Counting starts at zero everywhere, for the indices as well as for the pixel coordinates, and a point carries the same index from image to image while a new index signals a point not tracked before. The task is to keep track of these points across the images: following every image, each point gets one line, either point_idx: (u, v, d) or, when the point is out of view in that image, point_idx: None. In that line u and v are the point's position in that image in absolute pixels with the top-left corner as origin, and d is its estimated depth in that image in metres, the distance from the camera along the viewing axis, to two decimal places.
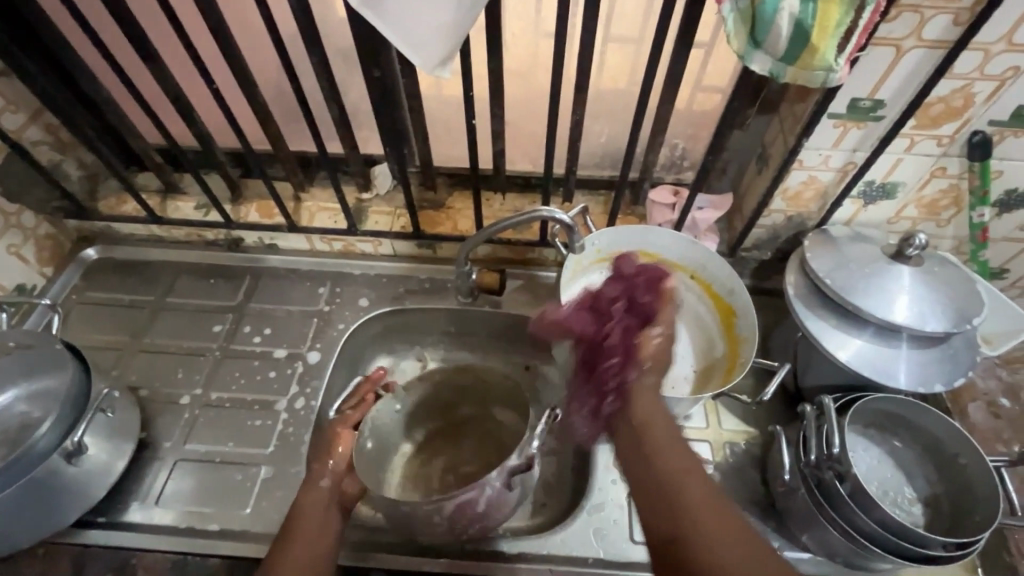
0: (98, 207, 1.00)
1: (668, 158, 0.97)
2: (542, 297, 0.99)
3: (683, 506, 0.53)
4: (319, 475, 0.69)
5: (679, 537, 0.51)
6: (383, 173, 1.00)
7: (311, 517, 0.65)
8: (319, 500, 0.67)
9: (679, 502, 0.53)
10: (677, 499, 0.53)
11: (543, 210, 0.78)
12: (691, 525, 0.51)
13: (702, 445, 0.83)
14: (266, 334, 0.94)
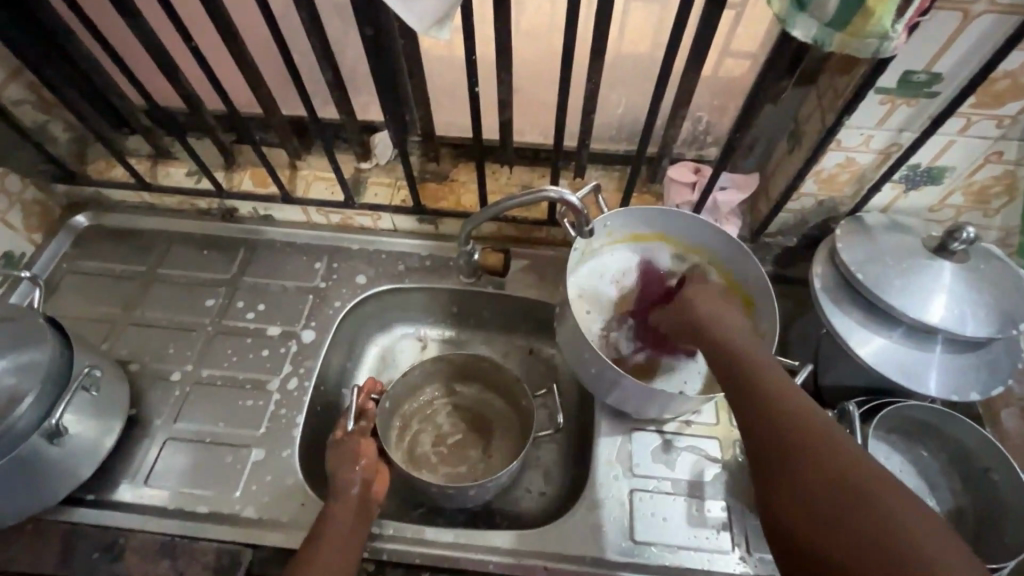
0: (87, 172, 0.96)
1: (691, 133, 0.89)
2: (548, 278, 0.93)
3: (789, 435, 0.50)
4: (349, 479, 0.69)
5: (801, 493, 0.46)
6: (383, 142, 0.94)
7: (343, 522, 0.66)
8: (353, 506, 0.68)
9: (785, 432, 0.50)
10: (780, 428, 0.51)
11: (552, 190, 0.72)
12: (795, 458, 0.48)
13: (710, 442, 0.79)
14: (260, 311, 0.90)
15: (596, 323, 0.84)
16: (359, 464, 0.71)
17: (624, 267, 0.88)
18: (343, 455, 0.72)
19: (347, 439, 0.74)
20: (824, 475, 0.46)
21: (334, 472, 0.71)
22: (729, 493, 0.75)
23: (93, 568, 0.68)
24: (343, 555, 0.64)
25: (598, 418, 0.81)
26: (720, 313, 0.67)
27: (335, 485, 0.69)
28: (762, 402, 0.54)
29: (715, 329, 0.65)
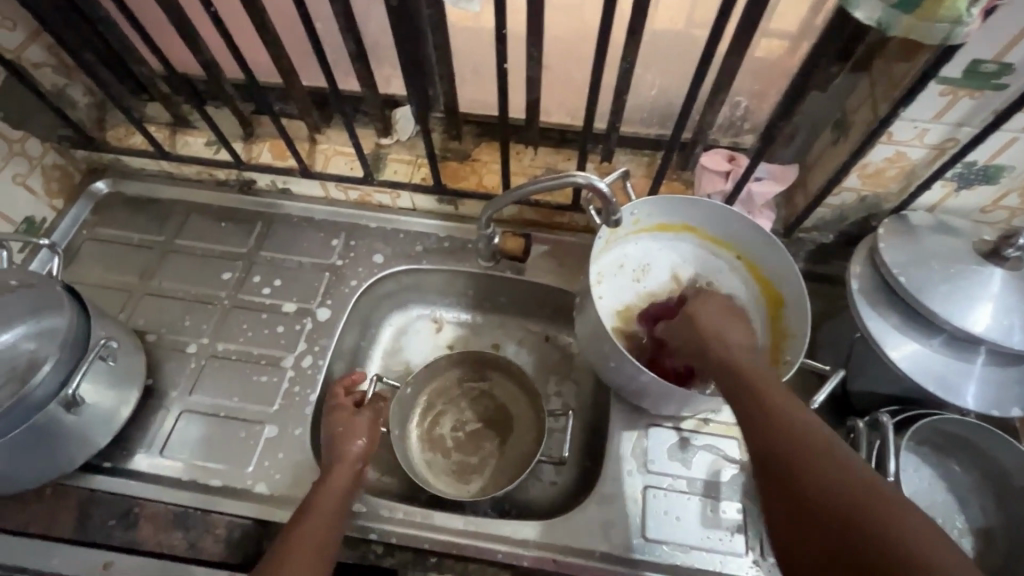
0: (106, 138, 0.95)
1: (727, 119, 0.85)
2: (569, 265, 0.91)
3: (807, 467, 0.47)
4: (347, 454, 0.69)
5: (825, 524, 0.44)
6: (405, 116, 0.91)
7: (334, 495, 0.65)
8: (346, 481, 0.67)
9: (803, 465, 0.47)
10: (793, 450, 0.49)
11: (579, 175, 0.68)
12: (817, 493, 0.45)
13: (729, 442, 0.77)
14: (276, 286, 0.89)
15: (616, 315, 0.82)
16: (358, 441, 0.71)
17: (647, 258, 0.85)
18: (342, 431, 0.72)
19: (342, 413, 0.74)
20: (851, 511, 0.43)
21: (332, 446, 0.71)
22: (746, 495, 0.74)
23: (108, 535, 0.69)
24: (325, 528, 0.62)
25: (614, 412, 0.80)
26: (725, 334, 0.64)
27: (333, 458, 0.69)
28: (772, 432, 0.51)
29: (719, 349, 0.62)
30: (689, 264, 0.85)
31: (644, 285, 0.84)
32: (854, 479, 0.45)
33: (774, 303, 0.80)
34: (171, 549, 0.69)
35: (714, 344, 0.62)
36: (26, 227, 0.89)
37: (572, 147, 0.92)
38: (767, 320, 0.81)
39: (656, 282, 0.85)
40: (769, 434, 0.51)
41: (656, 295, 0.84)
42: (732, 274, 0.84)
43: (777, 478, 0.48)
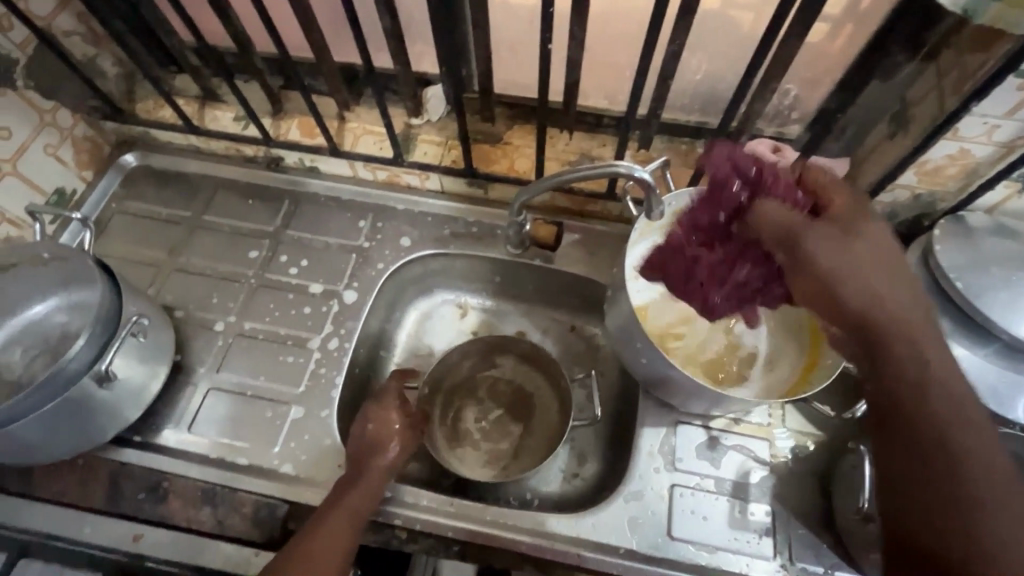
0: (135, 110, 0.93)
1: (775, 107, 0.81)
2: (600, 255, 0.88)
3: (937, 427, 0.48)
4: (372, 463, 0.69)
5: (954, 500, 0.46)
6: (437, 96, 0.88)
7: (359, 496, 0.66)
8: (375, 484, 0.68)
9: (940, 421, 0.48)
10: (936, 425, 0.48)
11: (621, 165, 0.66)
12: (958, 456, 0.47)
13: (760, 444, 0.75)
14: (302, 267, 0.89)
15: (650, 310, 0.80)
16: (387, 450, 0.70)
17: None
18: (376, 434, 0.71)
19: (382, 408, 0.73)
20: (977, 475, 0.46)
21: (361, 451, 0.70)
22: (776, 499, 0.72)
23: (137, 508, 0.70)
24: (338, 539, 0.62)
25: (642, 407, 0.78)
26: (855, 250, 0.54)
27: (366, 458, 0.70)
28: (909, 379, 0.50)
29: (859, 289, 0.52)
30: None
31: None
32: (985, 446, 0.47)
33: None
34: (199, 524, 0.69)
35: (839, 271, 0.53)
36: (57, 199, 0.89)
37: (608, 132, 0.88)
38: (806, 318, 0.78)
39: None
40: (906, 384, 0.50)
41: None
42: None
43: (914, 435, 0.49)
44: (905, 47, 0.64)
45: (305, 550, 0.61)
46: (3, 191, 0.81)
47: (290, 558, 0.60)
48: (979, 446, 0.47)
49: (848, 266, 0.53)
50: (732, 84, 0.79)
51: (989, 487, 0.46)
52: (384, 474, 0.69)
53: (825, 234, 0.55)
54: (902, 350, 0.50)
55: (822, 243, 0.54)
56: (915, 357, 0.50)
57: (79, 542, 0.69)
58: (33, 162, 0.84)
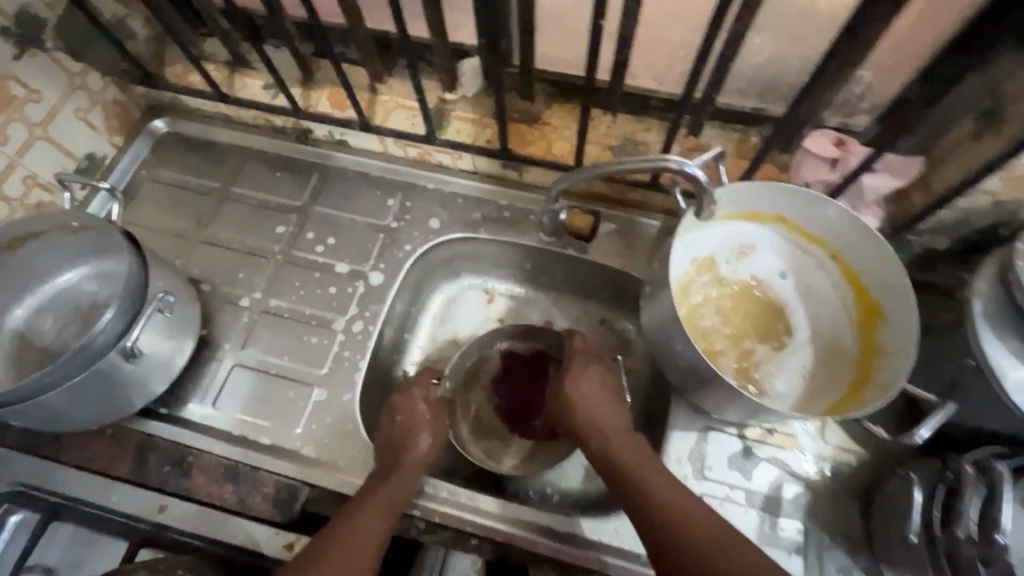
0: (165, 75, 0.91)
1: (843, 96, 0.73)
2: (637, 248, 0.83)
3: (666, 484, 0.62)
4: (406, 457, 0.70)
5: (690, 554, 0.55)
6: (472, 70, 0.83)
7: (387, 495, 0.65)
8: (405, 484, 0.68)
9: (657, 485, 0.62)
10: (653, 497, 0.61)
11: (673, 160, 0.61)
12: (678, 516, 0.58)
13: (796, 457, 0.71)
14: (329, 245, 0.87)
15: (691, 311, 0.75)
16: (418, 444, 0.71)
17: (729, 249, 0.77)
18: (404, 426, 0.73)
19: (409, 400, 0.76)
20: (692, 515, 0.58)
21: (391, 445, 0.71)
22: (808, 516, 0.69)
23: (162, 480, 0.71)
24: (372, 531, 0.62)
25: (673, 410, 0.75)
26: (609, 403, 0.72)
27: (393, 454, 0.70)
28: (633, 471, 0.64)
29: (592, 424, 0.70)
30: (773, 258, 0.78)
31: (720, 279, 0.77)
32: (684, 498, 0.60)
33: (868, 311, 0.72)
34: (221, 500, 0.70)
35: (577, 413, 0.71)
36: (87, 164, 0.88)
37: (654, 116, 0.82)
38: (857, 329, 0.73)
39: (734, 277, 0.77)
40: (635, 460, 0.65)
41: (733, 291, 0.77)
42: (820, 273, 0.76)
43: (646, 516, 0.60)
44: (1009, 35, 0.56)
45: (341, 540, 0.60)
46: (33, 155, 0.80)
47: (326, 548, 0.59)
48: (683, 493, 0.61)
49: (601, 413, 0.71)
50: (799, 68, 0.72)
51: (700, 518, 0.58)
52: (416, 469, 0.69)
53: (579, 377, 0.74)
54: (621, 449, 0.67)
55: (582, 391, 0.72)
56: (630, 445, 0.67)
57: (107, 508, 0.70)
58: (63, 126, 0.83)
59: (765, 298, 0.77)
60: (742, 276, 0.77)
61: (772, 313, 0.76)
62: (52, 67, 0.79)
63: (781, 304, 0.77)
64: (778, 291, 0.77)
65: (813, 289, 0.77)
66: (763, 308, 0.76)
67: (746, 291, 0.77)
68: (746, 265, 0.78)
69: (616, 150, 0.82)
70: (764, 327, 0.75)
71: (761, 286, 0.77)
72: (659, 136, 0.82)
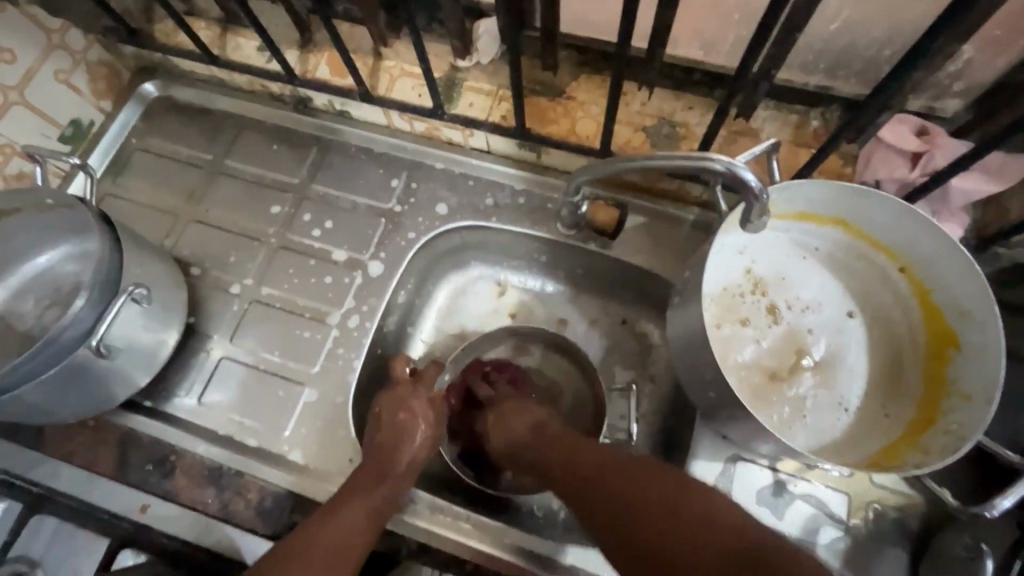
0: (153, 32, 0.82)
1: (933, 76, 0.60)
2: (668, 245, 0.73)
3: (640, 491, 0.52)
4: (399, 458, 0.64)
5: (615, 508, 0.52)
6: (490, 32, 0.73)
7: (370, 504, 0.60)
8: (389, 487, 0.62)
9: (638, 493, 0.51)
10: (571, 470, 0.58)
11: (717, 160, 0.51)
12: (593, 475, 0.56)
13: (836, 497, 0.62)
14: (326, 229, 0.79)
15: (724, 326, 0.65)
16: (412, 445, 0.65)
17: (776, 254, 0.66)
18: (401, 426, 0.66)
19: (407, 395, 0.69)
20: (684, 519, 0.48)
21: (385, 447, 0.65)
22: (844, 566, 0.61)
23: (144, 480, 0.67)
24: (356, 532, 0.58)
25: (697, 434, 0.66)
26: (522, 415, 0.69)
27: (386, 461, 0.63)
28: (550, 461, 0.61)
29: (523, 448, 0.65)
30: (829, 267, 0.66)
31: (771, 294, 0.66)
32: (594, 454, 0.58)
33: (940, 338, 0.61)
34: (203, 505, 0.66)
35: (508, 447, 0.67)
36: (72, 132, 0.82)
37: (698, 93, 0.71)
38: (923, 360, 0.63)
39: (787, 292, 0.66)
40: (588, 467, 0.57)
41: (785, 307, 0.65)
42: (884, 288, 0.65)
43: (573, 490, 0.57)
44: None
45: (319, 533, 0.56)
46: (10, 122, 0.74)
47: (297, 552, 0.54)
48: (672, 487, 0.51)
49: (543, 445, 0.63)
50: (881, 40, 0.59)
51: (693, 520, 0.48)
52: (407, 475, 0.64)
53: (503, 411, 0.70)
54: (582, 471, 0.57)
55: (517, 425, 0.68)
56: (589, 458, 0.58)
57: (90, 503, 0.67)
58: (43, 89, 0.77)
59: (821, 317, 0.65)
60: (796, 291, 0.66)
61: (829, 335, 0.65)
62: (25, 23, 0.73)
63: (840, 326, 0.65)
64: (838, 309, 0.66)
65: (875, 308, 0.66)
66: (819, 330, 0.65)
67: (800, 308, 0.65)
68: (800, 277, 0.66)
69: (650, 132, 0.71)
70: (817, 350, 0.64)
71: (818, 302, 0.66)
72: (702, 117, 0.71)
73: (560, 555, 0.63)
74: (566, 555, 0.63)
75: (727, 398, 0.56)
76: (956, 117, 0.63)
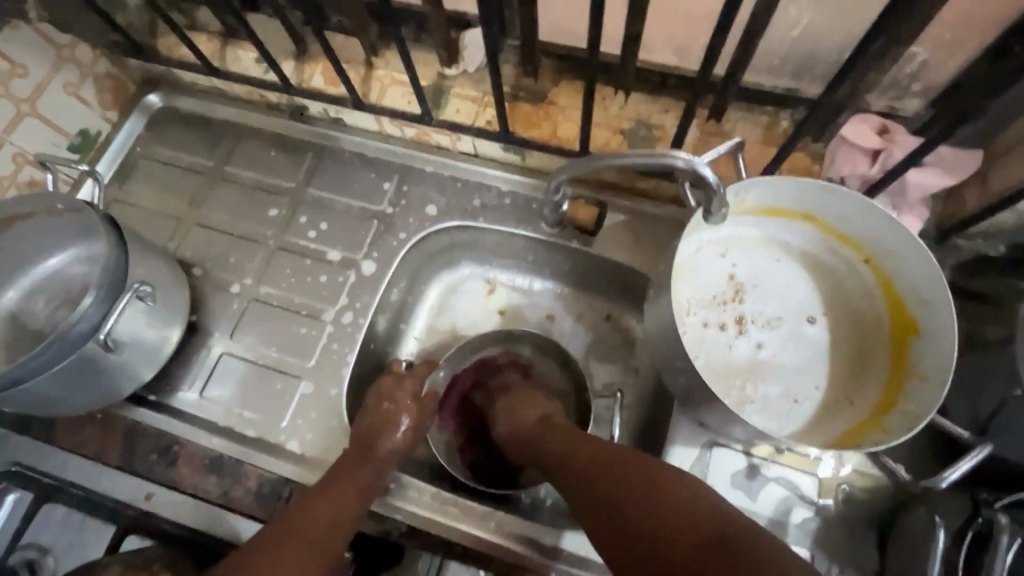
0: (157, 46, 0.87)
1: (891, 77, 0.64)
2: (646, 242, 0.77)
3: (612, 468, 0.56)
4: (383, 440, 0.68)
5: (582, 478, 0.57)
6: (475, 43, 0.77)
7: (356, 480, 0.64)
8: (375, 468, 0.66)
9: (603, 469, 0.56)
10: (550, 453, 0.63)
11: (679, 157, 0.55)
12: (565, 455, 0.61)
13: (808, 481, 0.65)
14: (322, 231, 0.83)
15: (702, 329, 0.67)
16: (399, 433, 0.69)
17: (748, 254, 0.69)
18: (389, 416, 0.70)
19: (396, 387, 0.73)
20: (662, 499, 0.50)
21: (371, 432, 0.68)
22: (816, 545, 0.63)
23: (149, 469, 0.71)
24: (346, 506, 0.62)
25: (674, 422, 0.69)
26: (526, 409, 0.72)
27: (370, 445, 0.67)
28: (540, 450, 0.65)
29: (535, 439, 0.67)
30: (800, 264, 0.69)
31: (747, 302, 0.68)
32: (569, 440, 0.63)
33: (903, 325, 0.64)
34: (205, 492, 0.70)
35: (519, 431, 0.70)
36: (80, 141, 0.86)
37: (673, 96, 0.75)
38: (887, 345, 0.66)
39: (757, 300, 0.68)
40: (562, 450, 0.62)
41: (752, 317, 0.68)
42: (852, 278, 0.68)
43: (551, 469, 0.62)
44: None
45: (317, 503, 0.61)
46: (22, 132, 0.78)
47: (292, 521, 0.60)
48: (661, 474, 0.53)
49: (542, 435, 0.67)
50: (840, 44, 0.62)
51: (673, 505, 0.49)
52: (392, 458, 0.67)
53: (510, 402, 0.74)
54: (577, 465, 0.59)
55: (524, 417, 0.71)
56: (584, 453, 0.59)
57: (99, 491, 0.71)
58: (53, 101, 0.81)
59: (787, 324, 0.68)
60: (764, 295, 0.68)
61: (797, 338, 0.67)
62: (37, 39, 0.77)
63: (807, 330, 0.68)
64: (803, 313, 0.68)
65: (844, 298, 0.69)
66: (788, 332, 0.67)
67: (765, 320, 0.68)
68: (767, 284, 0.69)
69: (628, 134, 0.75)
70: (784, 356, 0.67)
71: (783, 309, 0.68)
72: (677, 119, 0.75)
73: (546, 540, 0.66)
74: (553, 539, 0.66)
75: (697, 384, 0.59)
76: (918, 116, 0.66)
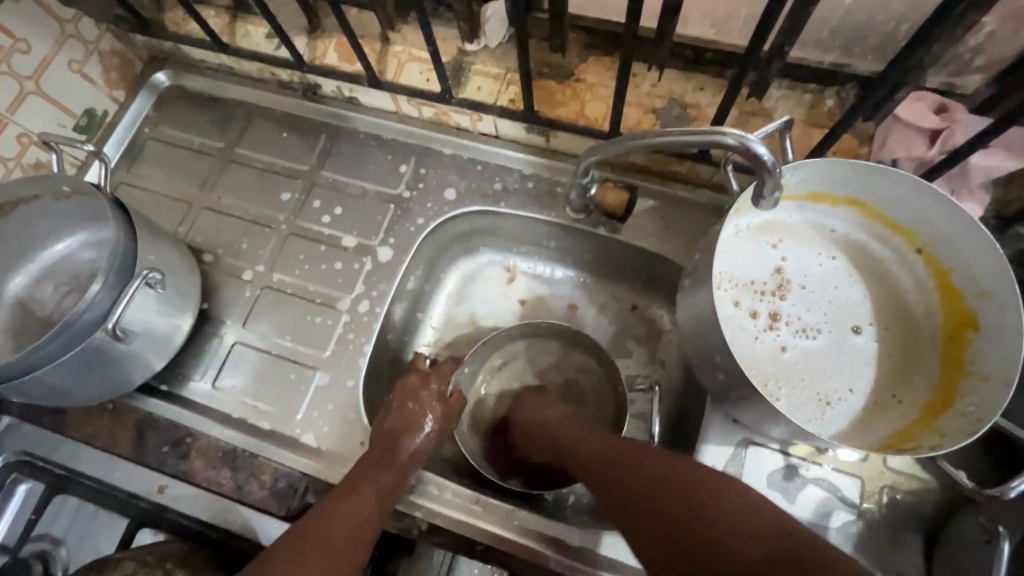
0: (164, 21, 0.83)
1: (953, 51, 0.58)
2: (677, 229, 0.73)
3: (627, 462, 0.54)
4: (403, 445, 0.65)
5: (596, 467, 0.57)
6: (497, 15, 0.71)
7: (373, 488, 0.61)
8: (392, 479, 0.62)
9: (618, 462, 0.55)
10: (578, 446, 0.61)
11: (727, 134, 0.51)
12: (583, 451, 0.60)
13: (850, 482, 0.61)
14: (335, 215, 0.79)
15: (734, 308, 0.64)
16: (419, 434, 0.66)
17: (793, 242, 0.65)
18: (410, 415, 0.67)
19: (416, 380, 0.70)
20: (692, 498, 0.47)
21: (394, 430, 0.66)
22: (858, 550, 0.60)
23: (161, 461, 0.69)
24: (364, 515, 0.59)
25: (707, 418, 0.65)
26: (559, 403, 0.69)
27: (391, 451, 0.64)
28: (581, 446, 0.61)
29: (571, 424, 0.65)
30: (845, 254, 0.66)
31: (787, 299, 0.64)
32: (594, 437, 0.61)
33: (958, 320, 0.60)
34: (218, 485, 0.68)
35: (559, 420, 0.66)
36: (87, 121, 0.83)
37: (709, 73, 0.70)
38: (939, 340, 0.62)
39: (798, 300, 0.64)
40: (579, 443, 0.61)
41: (789, 316, 0.64)
42: (900, 269, 0.64)
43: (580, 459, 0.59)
44: None
45: (334, 512, 0.58)
46: (26, 111, 0.75)
47: (307, 530, 0.56)
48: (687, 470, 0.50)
49: (569, 429, 0.64)
50: (897, 13, 0.57)
51: (703, 502, 0.47)
52: (413, 461, 0.65)
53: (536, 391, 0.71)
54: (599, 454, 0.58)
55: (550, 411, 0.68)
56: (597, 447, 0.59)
57: (111, 483, 0.69)
58: (57, 79, 0.78)
59: (825, 330, 0.63)
60: (805, 292, 0.64)
61: (838, 341, 0.63)
62: (40, 12, 0.73)
63: (852, 334, 0.64)
64: (841, 318, 0.64)
65: (891, 289, 0.65)
66: (827, 335, 0.63)
67: (797, 323, 0.64)
68: (811, 284, 0.65)
69: (660, 114, 0.70)
70: (824, 356, 0.63)
71: (826, 308, 0.64)
72: (713, 98, 0.70)
73: (572, 543, 0.63)
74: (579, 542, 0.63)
75: (735, 382, 0.56)
76: (978, 94, 0.61)
